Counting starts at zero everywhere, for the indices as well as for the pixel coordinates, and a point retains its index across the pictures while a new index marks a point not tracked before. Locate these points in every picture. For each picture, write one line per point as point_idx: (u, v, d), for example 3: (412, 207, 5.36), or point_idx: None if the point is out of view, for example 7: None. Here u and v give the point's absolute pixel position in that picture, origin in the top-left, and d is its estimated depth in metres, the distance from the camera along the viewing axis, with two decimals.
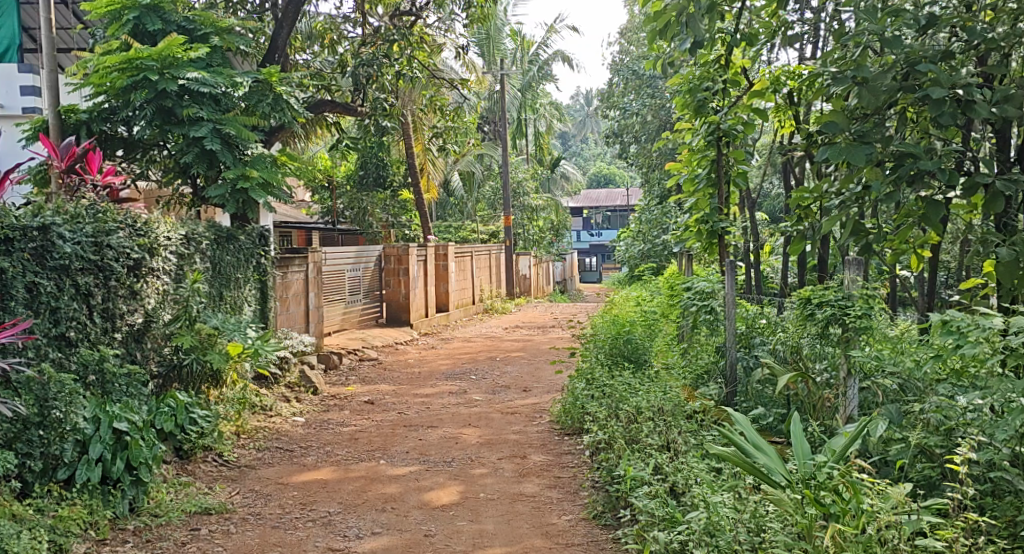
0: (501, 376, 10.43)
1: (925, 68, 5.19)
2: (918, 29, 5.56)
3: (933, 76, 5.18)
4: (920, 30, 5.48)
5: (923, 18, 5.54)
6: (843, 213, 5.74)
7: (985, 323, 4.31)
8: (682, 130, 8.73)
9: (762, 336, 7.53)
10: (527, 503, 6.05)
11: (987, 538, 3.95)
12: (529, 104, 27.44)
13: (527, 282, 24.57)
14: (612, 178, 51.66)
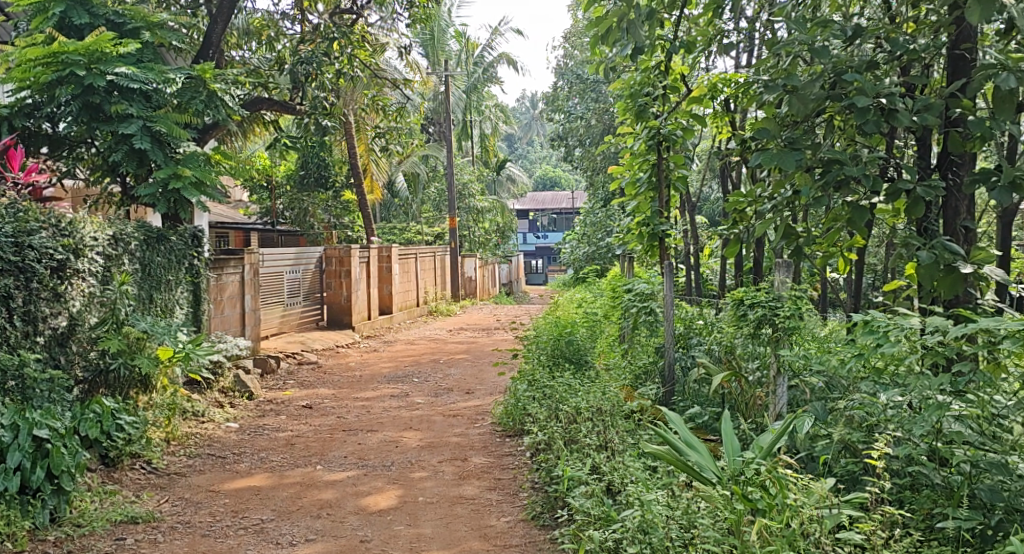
0: (445, 379, 10.41)
1: (851, 78, 5.33)
2: (845, 39, 5.69)
3: (858, 85, 5.33)
4: (847, 40, 5.63)
5: (849, 28, 5.70)
6: (775, 217, 5.92)
7: (903, 323, 4.44)
8: (624, 134, 8.79)
9: (699, 337, 7.66)
10: (466, 506, 6.05)
11: (904, 530, 4.11)
12: (474, 107, 27.47)
13: (472, 284, 24.56)
14: (558, 181, 51.98)
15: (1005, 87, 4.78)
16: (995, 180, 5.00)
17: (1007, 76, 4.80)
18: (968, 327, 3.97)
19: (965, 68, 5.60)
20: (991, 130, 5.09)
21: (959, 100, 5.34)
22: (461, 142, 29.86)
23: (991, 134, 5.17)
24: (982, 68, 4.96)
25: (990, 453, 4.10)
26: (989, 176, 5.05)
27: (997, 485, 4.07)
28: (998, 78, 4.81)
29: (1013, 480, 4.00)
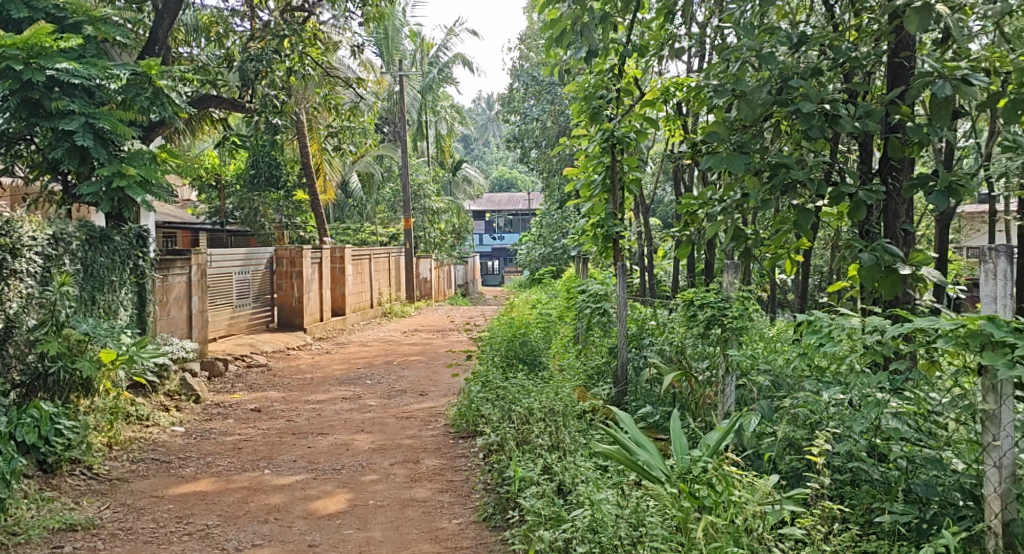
0: (398, 380, 10.35)
1: (796, 83, 5.40)
2: (791, 46, 5.73)
3: (804, 91, 5.42)
4: (793, 47, 5.70)
5: (795, 34, 5.77)
6: (725, 219, 6.01)
7: (844, 323, 4.49)
8: (579, 136, 8.80)
9: (651, 337, 7.72)
10: (417, 509, 6.02)
11: (842, 525, 4.22)
12: (429, 107, 27.38)
13: (427, 285, 24.45)
14: (515, 182, 52.07)
15: (941, 95, 4.86)
16: (932, 185, 5.11)
17: (942, 84, 4.89)
18: (903, 327, 4.04)
19: (904, 75, 5.74)
20: (929, 136, 5.25)
21: (898, 106, 5.45)
22: (417, 142, 29.75)
23: (929, 139, 5.32)
24: (920, 76, 5.03)
25: (925, 449, 4.26)
26: (927, 180, 5.18)
27: (932, 480, 4.18)
28: (934, 86, 4.90)
29: (947, 475, 4.16)
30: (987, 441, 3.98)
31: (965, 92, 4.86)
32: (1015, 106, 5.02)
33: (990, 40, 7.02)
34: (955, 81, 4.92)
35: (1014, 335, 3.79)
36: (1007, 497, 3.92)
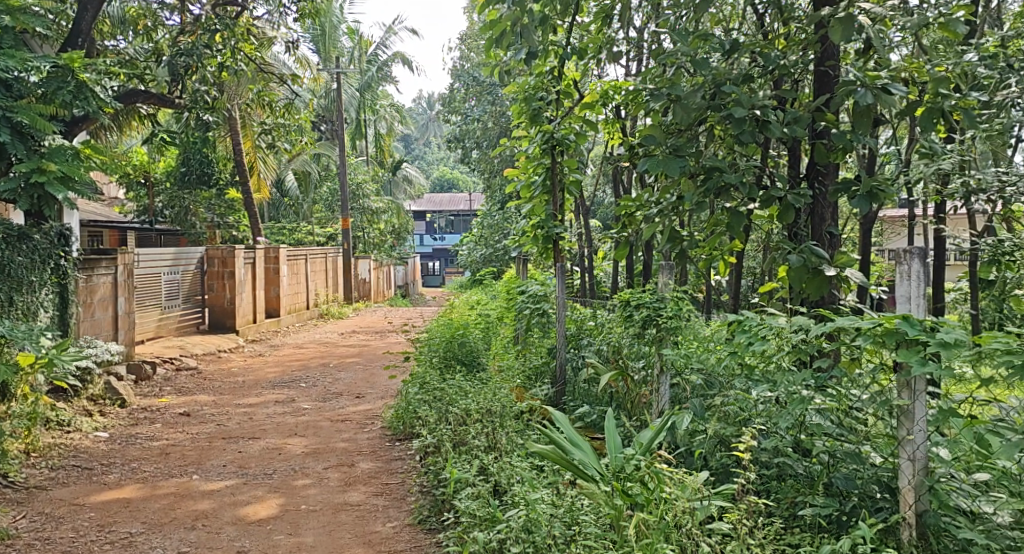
0: (334, 383, 10.21)
1: (728, 89, 5.50)
2: (724, 53, 5.85)
3: (735, 96, 5.54)
4: (726, 53, 5.80)
5: (728, 41, 5.87)
6: (661, 221, 6.06)
7: (772, 323, 4.60)
8: (519, 137, 8.76)
9: (590, 337, 7.75)
10: (350, 513, 5.94)
11: (767, 519, 4.30)
12: (368, 106, 27.13)
13: (365, 286, 24.20)
14: (456, 182, 51.95)
15: (863, 103, 5.03)
16: (855, 189, 5.31)
17: (864, 92, 5.05)
18: (826, 326, 4.15)
19: (829, 83, 5.95)
20: (851, 143, 5.42)
21: (823, 113, 5.63)
22: (355, 142, 29.44)
23: (851, 146, 5.49)
24: (843, 84, 5.19)
25: (846, 444, 4.37)
26: (850, 185, 5.35)
27: (852, 473, 4.32)
28: (856, 95, 5.05)
29: (865, 468, 4.29)
30: (902, 435, 4.12)
31: (886, 100, 5.02)
32: (929, 115, 5.39)
33: (912, 50, 7.22)
34: (876, 90, 5.09)
35: (926, 334, 3.91)
36: (920, 489, 4.07)
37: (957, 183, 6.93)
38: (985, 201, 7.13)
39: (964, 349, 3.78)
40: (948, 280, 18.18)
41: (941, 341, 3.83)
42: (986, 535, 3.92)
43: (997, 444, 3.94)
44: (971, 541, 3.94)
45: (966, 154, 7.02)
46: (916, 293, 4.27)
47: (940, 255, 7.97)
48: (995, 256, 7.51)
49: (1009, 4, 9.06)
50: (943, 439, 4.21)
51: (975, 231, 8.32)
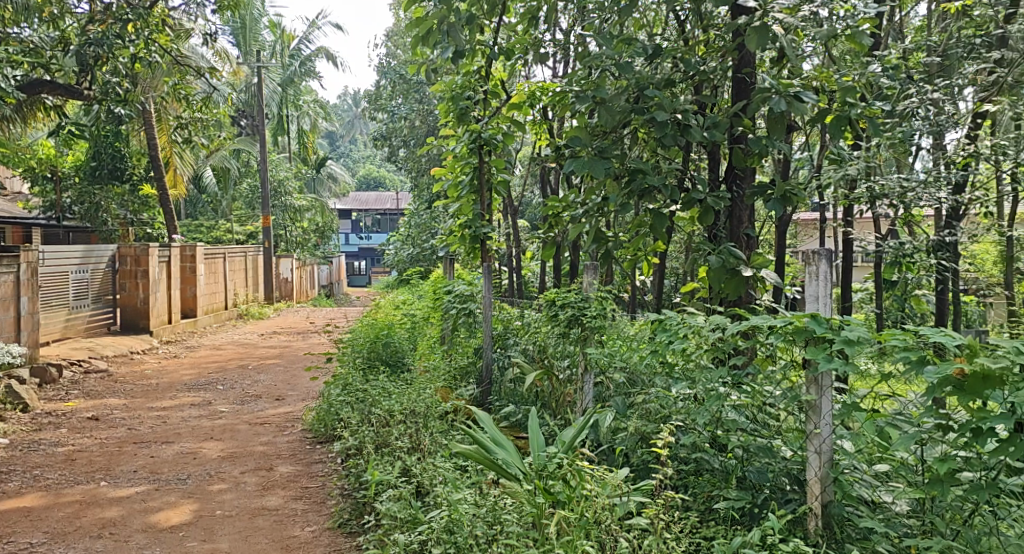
0: (253, 385, 9.98)
1: (651, 93, 5.54)
2: (647, 57, 5.87)
3: (657, 100, 5.57)
4: (648, 57, 5.86)
5: (651, 46, 5.93)
6: (586, 222, 6.06)
7: (690, 322, 4.63)
8: (446, 136, 8.65)
9: (515, 337, 7.73)
10: (268, 517, 5.78)
11: (684, 513, 4.34)
12: (289, 101, 26.67)
13: (288, 286, 23.75)
14: (382, 181, 51.46)
15: (777, 110, 5.19)
16: (770, 193, 5.55)
17: (778, 100, 5.20)
18: (741, 324, 4.21)
19: (746, 89, 6.11)
20: (767, 148, 5.56)
21: (741, 118, 5.77)
22: (277, 138, 28.85)
23: (766, 150, 5.64)
24: (758, 91, 5.34)
25: (759, 438, 4.46)
26: (765, 189, 5.60)
27: (764, 467, 4.39)
28: (771, 101, 5.20)
29: (776, 461, 4.38)
30: (809, 429, 4.20)
31: (798, 108, 5.16)
32: (838, 123, 5.52)
33: (822, 60, 7.41)
34: (789, 97, 5.24)
35: (832, 331, 3.99)
36: (826, 481, 4.15)
37: (863, 188, 7.14)
38: (888, 206, 7.38)
39: (866, 346, 3.89)
40: (856, 280, 18.82)
41: (845, 338, 3.92)
42: (885, 524, 4.03)
43: (896, 436, 3.97)
44: (872, 529, 4.05)
45: (872, 161, 7.23)
46: (824, 293, 4.30)
47: (848, 257, 8.16)
48: (897, 257, 7.71)
49: (913, 16, 9.39)
50: (847, 432, 4.27)
51: (880, 234, 8.57)
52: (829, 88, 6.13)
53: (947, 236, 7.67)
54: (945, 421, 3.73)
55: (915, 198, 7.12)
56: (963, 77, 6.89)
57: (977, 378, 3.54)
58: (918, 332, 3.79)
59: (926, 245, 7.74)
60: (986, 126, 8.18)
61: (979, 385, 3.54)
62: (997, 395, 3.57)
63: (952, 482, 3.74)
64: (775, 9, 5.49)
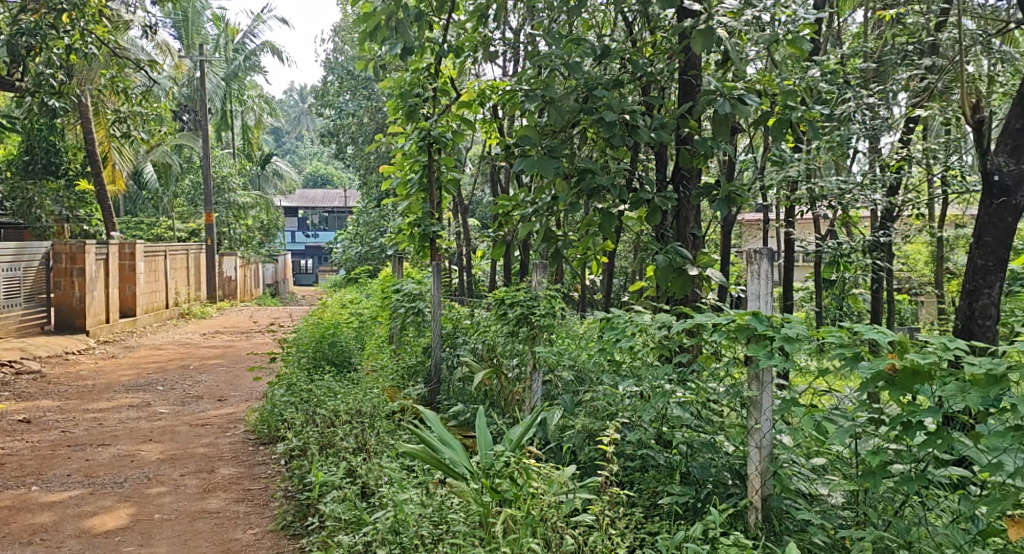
0: (194, 385, 9.77)
1: (599, 93, 5.53)
2: (595, 57, 5.88)
3: (606, 101, 5.57)
4: (597, 58, 5.86)
5: (599, 46, 5.92)
6: (535, 221, 6.03)
7: (637, 319, 4.63)
8: (394, 133, 8.54)
9: (465, 336, 7.68)
10: (209, 520, 5.65)
11: (629, 510, 4.34)
12: (233, 96, 26.26)
13: (231, 285, 23.35)
14: (329, 178, 50.95)
15: (722, 112, 5.25)
16: (715, 194, 5.59)
17: (723, 102, 5.25)
18: (686, 322, 4.22)
19: (692, 91, 6.12)
20: (712, 150, 5.60)
21: (687, 120, 5.82)
22: (220, 134, 28.35)
23: (712, 152, 5.69)
24: (703, 94, 5.39)
25: (703, 434, 4.48)
26: (710, 190, 5.64)
27: (708, 462, 4.43)
28: (716, 104, 5.25)
29: (719, 456, 4.41)
30: (750, 424, 4.24)
31: (742, 111, 5.23)
32: (779, 126, 5.59)
33: (765, 64, 7.50)
34: (733, 100, 5.30)
35: (773, 329, 4.03)
36: (765, 475, 4.20)
37: (803, 190, 7.17)
38: (828, 207, 7.46)
39: (805, 343, 3.92)
40: (798, 280, 19.14)
41: (785, 335, 3.96)
42: (822, 515, 4.06)
43: (833, 430, 4.01)
44: (809, 521, 4.08)
45: (813, 163, 7.34)
46: (765, 292, 4.34)
47: (790, 256, 8.27)
48: (836, 257, 7.81)
49: (851, 22, 9.54)
50: (787, 427, 4.18)
51: (820, 234, 8.70)
52: (771, 92, 6.20)
53: (883, 236, 7.86)
54: (878, 415, 3.77)
55: (852, 199, 7.26)
56: (896, 83, 7.05)
57: (907, 373, 3.58)
58: (854, 329, 3.84)
59: (863, 245, 7.89)
60: (918, 130, 8.40)
61: (908, 380, 3.58)
62: (925, 389, 3.61)
63: (884, 474, 3.76)
64: (720, 13, 5.53)
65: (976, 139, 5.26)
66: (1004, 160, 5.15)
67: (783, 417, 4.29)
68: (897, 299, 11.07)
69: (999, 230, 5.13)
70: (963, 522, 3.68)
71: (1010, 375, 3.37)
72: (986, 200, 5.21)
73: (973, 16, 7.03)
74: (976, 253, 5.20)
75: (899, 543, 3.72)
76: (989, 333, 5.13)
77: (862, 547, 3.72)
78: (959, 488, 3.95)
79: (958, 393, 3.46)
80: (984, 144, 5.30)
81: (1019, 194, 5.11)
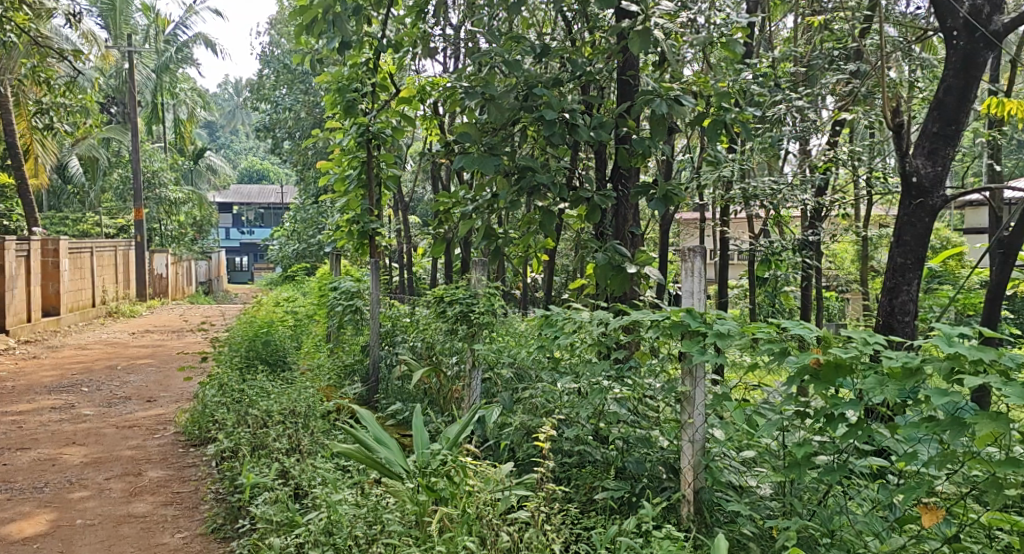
0: (121, 386, 9.48)
1: (539, 91, 5.49)
2: (535, 56, 5.85)
3: (546, 99, 5.53)
4: (537, 56, 5.82)
5: (539, 45, 5.92)
6: (474, 219, 5.96)
7: (575, 317, 4.59)
8: (332, 129, 8.39)
9: (404, 334, 7.58)
10: (135, 525, 5.47)
11: (565, 506, 4.31)
12: (164, 89, 25.66)
13: (162, 283, 22.80)
14: (265, 174, 50.16)
15: (659, 113, 5.27)
16: (653, 193, 5.61)
17: (660, 102, 5.28)
18: (623, 320, 4.20)
19: (630, 91, 6.15)
20: (649, 149, 5.62)
21: (626, 120, 5.84)
22: (150, 127, 27.63)
23: (649, 151, 5.71)
24: (641, 94, 5.40)
25: (638, 430, 4.48)
26: (648, 189, 5.66)
27: (643, 457, 4.42)
28: (653, 104, 5.27)
29: (654, 451, 4.41)
30: (683, 419, 4.25)
31: (678, 112, 5.27)
32: (714, 127, 5.65)
33: (701, 65, 7.56)
34: (670, 100, 5.33)
35: (706, 326, 4.04)
36: (697, 468, 4.20)
37: (737, 190, 7.25)
38: (761, 207, 7.56)
39: (736, 339, 3.92)
40: (731, 278, 19.46)
41: (717, 332, 3.96)
42: (750, 506, 4.08)
43: (762, 424, 4.03)
44: (738, 512, 4.09)
45: (747, 163, 7.42)
46: (699, 290, 4.35)
47: (725, 255, 8.37)
48: (769, 255, 7.93)
49: (782, 28, 9.69)
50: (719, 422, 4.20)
51: (754, 233, 8.81)
52: (706, 94, 6.26)
53: (812, 236, 8.02)
54: (804, 408, 3.80)
55: (782, 198, 7.34)
56: (825, 86, 7.17)
57: (830, 367, 3.62)
58: (783, 325, 3.86)
59: (794, 244, 8.02)
60: (847, 132, 8.57)
61: (832, 374, 3.63)
62: (849, 383, 3.66)
63: (808, 465, 3.78)
64: (656, 14, 5.55)
65: (896, 144, 5.50)
66: (922, 163, 5.37)
67: (714, 412, 4.30)
68: (825, 296, 11.32)
69: (917, 230, 5.34)
70: (882, 510, 3.74)
71: (926, 367, 3.41)
72: (905, 201, 5.42)
73: (897, 22, 7.20)
74: (896, 253, 5.41)
75: (821, 532, 3.74)
76: (909, 329, 5.35)
77: (787, 536, 3.72)
78: (879, 478, 4.01)
79: (876, 386, 3.49)
80: (904, 147, 5.52)
81: (936, 195, 5.32)
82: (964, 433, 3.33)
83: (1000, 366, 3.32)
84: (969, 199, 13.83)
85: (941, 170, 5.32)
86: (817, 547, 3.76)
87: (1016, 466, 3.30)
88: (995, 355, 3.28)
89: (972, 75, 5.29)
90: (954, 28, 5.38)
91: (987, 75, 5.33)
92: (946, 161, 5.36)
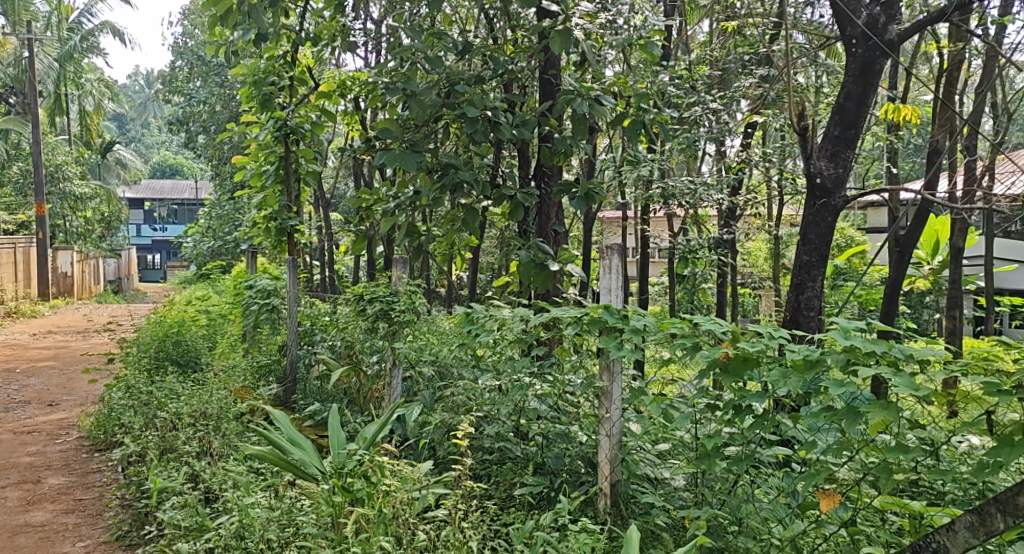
0: (21, 390, 9.03)
1: (461, 87, 5.41)
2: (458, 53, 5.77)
3: (468, 96, 5.45)
4: (459, 53, 5.74)
5: (461, 42, 5.85)
6: (396, 216, 5.84)
7: (496, 314, 4.52)
8: (248, 123, 8.13)
9: (323, 333, 7.41)
10: (32, 535, 5.20)
11: (483, 503, 4.24)
12: (69, 79, 24.63)
13: (67, 281, 21.91)
14: (179, 169, 48.77)
15: (580, 112, 5.24)
16: (574, 191, 5.58)
17: (581, 102, 5.25)
18: (542, 316, 4.16)
19: (552, 91, 6.14)
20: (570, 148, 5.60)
21: (547, 119, 5.81)
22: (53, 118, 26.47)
23: (570, 150, 5.68)
24: (562, 93, 5.36)
25: (558, 425, 4.45)
26: (570, 187, 5.63)
27: (562, 452, 4.39)
28: (574, 103, 5.24)
29: (572, 446, 4.38)
30: (601, 414, 4.23)
31: (599, 111, 5.26)
32: (634, 127, 5.66)
33: (619, 64, 7.57)
34: (590, 100, 5.33)
35: (623, 322, 4.02)
36: (614, 461, 4.18)
37: (656, 189, 7.31)
38: (679, 206, 7.64)
39: (652, 334, 3.91)
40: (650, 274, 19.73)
41: (633, 328, 3.95)
42: (664, 498, 4.08)
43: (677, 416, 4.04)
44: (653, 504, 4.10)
45: (666, 163, 7.49)
46: (618, 287, 4.33)
47: (644, 252, 8.44)
48: (687, 253, 8.02)
49: (699, 30, 9.79)
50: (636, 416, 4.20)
51: (672, 230, 8.91)
52: (625, 94, 6.29)
53: (728, 233, 8.15)
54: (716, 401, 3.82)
55: (698, 198, 7.43)
56: (738, 89, 7.26)
57: (739, 361, 3.64)
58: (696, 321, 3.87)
59: (712, 241, 8.13)
60: (759, 133, 8.72)
61: (740, 367, 3.65)
62: (757, 375, 3.69)
63: (718, 456, 3.81)
64: (577, 14, 5.54)
65: (801, 147, 5.60)
66: (825, 165, 5.48)
67: (630, 406, 4.30)
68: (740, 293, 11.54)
69: (821, 228, 5.45)
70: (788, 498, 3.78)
71: (825, 359, 3.46)
72: (809, 201, 5.53)
73: (804, 28, 7.34)
74: (802, 250, 5.51)
75: (729, 520, 3.77)
76: (814, 324, 5.46)
77: (697, 525, 3.74)
78: (789, 468, 4.07)
79: (780, 378, 3.52)
80: (808, 149, 5.64)
81: (837, 195, 5.46)
82: (858, 422, 3.38)
83: (891, 358, 3.39)
84: (870, 199, 14.31)
85: (843, 171, 5.45)
86: (725, 535, 3.80)
87: (904, 452, 3.38)
88: (886, 347, 3.35)
89: (870, 81, 5.39)
90: (853, 36, 5.44)
91: (885, 82, 5.43)
92: (847, 163, 5.49)
